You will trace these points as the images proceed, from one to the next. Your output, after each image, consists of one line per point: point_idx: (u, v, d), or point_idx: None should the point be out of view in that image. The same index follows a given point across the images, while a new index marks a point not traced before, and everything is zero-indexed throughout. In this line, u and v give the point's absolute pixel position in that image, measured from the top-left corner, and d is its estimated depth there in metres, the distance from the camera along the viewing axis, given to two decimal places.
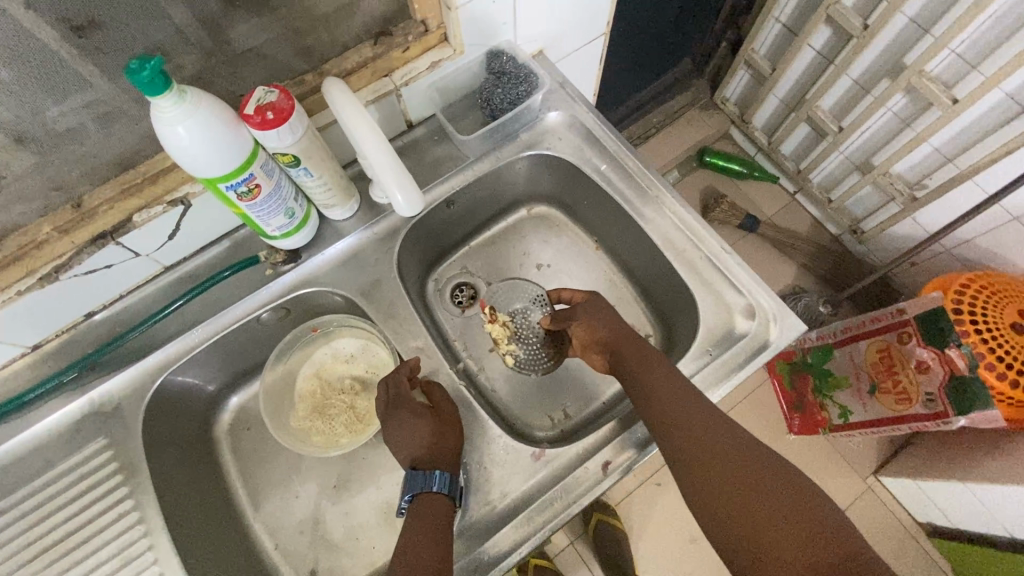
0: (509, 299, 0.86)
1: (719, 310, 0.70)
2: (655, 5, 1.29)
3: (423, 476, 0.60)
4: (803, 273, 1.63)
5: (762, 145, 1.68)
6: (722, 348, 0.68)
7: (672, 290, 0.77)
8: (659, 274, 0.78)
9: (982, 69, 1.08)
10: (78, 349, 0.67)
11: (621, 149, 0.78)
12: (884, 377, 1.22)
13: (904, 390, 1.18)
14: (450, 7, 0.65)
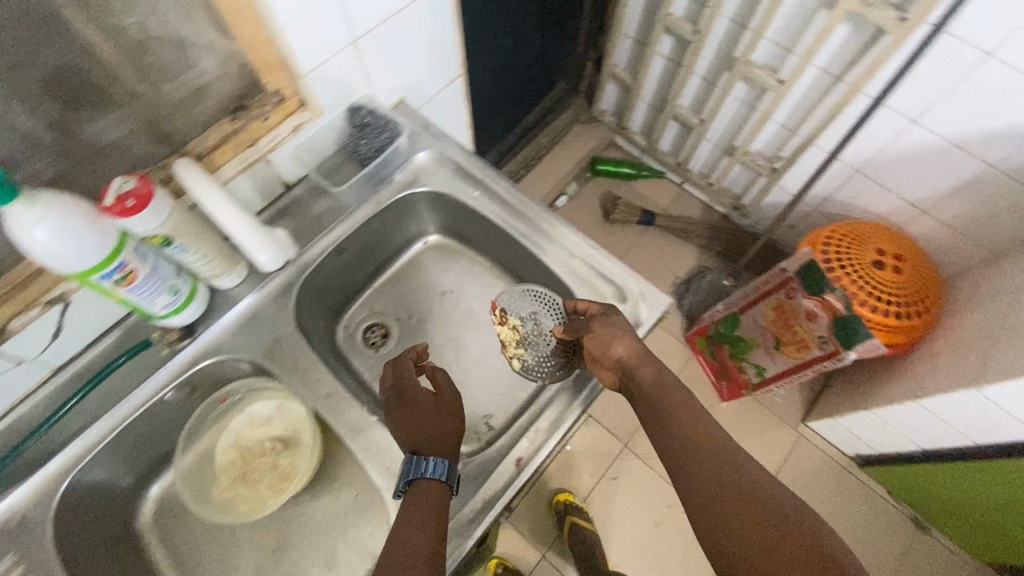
0: (524, 301, 0.81)
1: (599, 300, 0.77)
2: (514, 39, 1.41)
3: (419, 459, 0.62)
4: (703, 254, 1.78)
5: (643, 147, 1.84)
6: None
7: None
8: (545, 281, 0.85)
9: (795, 52, 1.25)
10: None
11: (489, 175, 0.85)
12: (784, 330, 1.35)
13: (801, 337, 1.32)
14: (298, 74, 0.71)
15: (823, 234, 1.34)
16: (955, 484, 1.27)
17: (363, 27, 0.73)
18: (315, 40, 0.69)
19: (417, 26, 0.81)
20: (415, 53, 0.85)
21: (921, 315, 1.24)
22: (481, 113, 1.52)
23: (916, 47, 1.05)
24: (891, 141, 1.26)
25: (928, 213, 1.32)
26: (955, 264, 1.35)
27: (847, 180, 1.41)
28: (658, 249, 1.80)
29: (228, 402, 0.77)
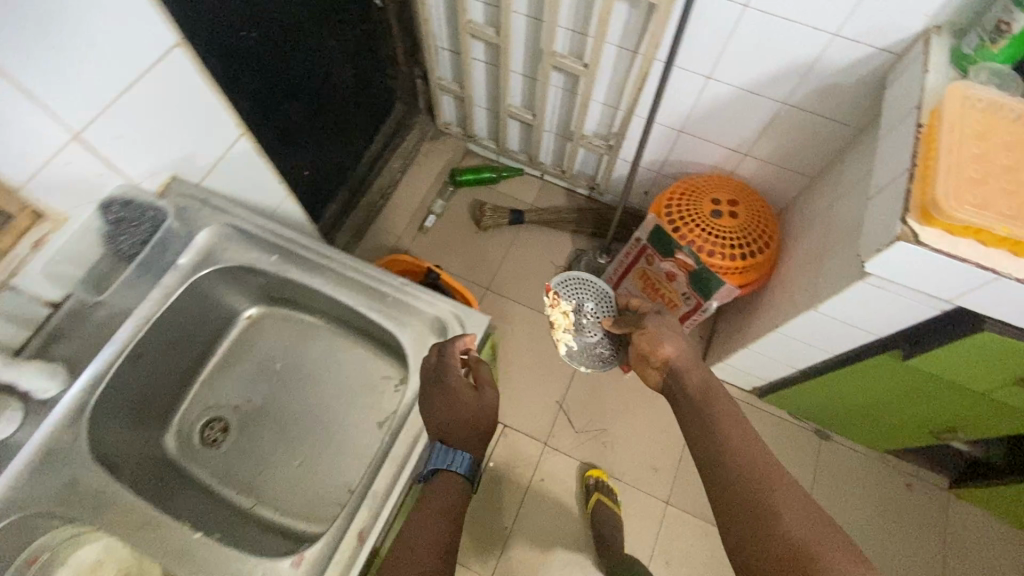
0: None
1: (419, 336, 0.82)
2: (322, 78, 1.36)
3: (447, 454, 0.76)
4: (577, 237, 1.82)
5: (495, 149, 1.85)
6: (424, 362, 0.80)
7: (382, 335, 0.87)
8: (366, 325, 0.88)
9: (589, 34, 1.29)
10: None
11: (280, 237, 0.87)
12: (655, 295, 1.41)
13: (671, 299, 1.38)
14: (12, 188, 0.65)
15: (663, 197, 1.41)
16: (833, 394, 1.37)
17: (78, 120, 0.68)
18: (13, 147, 0.63)
19: (155, 104, 0.76)
20: (168, 130, 0.79)
21: (764, 250, 1.33)
22: (313, 157, 1.46)
23: (682, 12, 1.12)
24: (697, 98, 1.33)
25: (749, 155, 1.42)
26: (785, 194, 1.46)
27: (675, 141, 1.48)
28: (534, 244, 1.81)
29: (39, 564, 0.66)
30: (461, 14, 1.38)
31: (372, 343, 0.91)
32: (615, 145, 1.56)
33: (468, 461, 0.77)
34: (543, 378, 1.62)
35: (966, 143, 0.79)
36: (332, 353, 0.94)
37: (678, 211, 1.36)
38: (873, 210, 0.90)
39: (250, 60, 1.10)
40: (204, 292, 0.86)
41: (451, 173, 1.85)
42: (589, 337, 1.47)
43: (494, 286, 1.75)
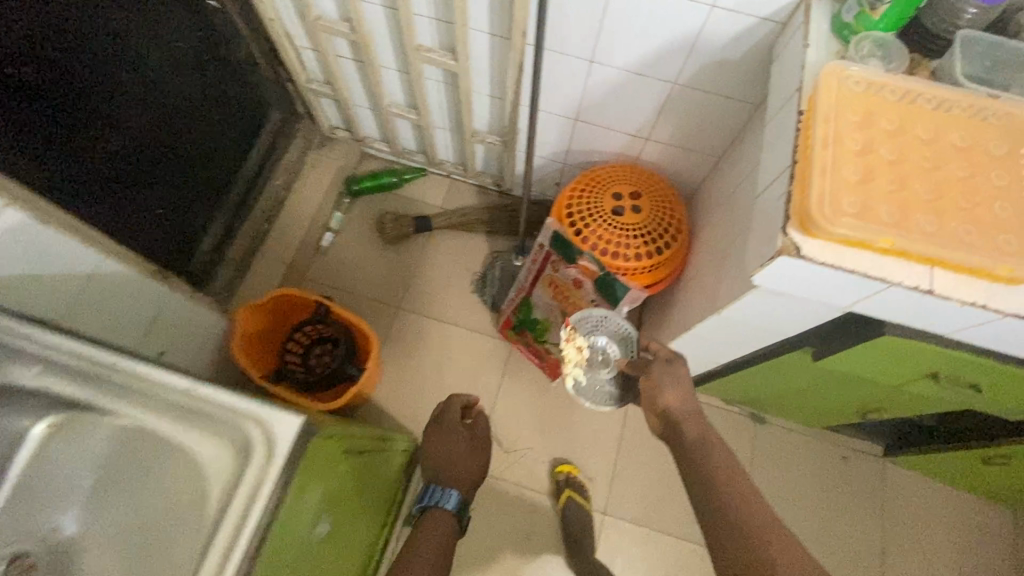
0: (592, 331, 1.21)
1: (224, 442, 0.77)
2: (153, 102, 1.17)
3: (443, 494, 1.16)
4: (490, 238, 1.68)
5: (391, 150, 1.68)
6: (236, 474, 0.72)
7: (192, 443, 0.79)
8: (175, 433, 0.80)
9: (452, 22, 1.13)
10: None
11: (60, 346, 0.80)
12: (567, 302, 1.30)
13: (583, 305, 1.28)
14: None
15: (563, 196, 1.29)
16: (760, 383, 1.30)
17: None
18: None
19: None
20: None
21: (672, 244, 1.25)
22: (164, 192, 1.28)
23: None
24: (584, 83, 1.20)
25: (650, 139, 1.30)
26: (694, 176, 1.35)
27: (573, 129, 1.35)
28: (445, 252, 1.67)
29: None
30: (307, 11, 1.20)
31: (189, 453, 0.81)
32: (510, 139, 1.41)
33: (454, 498, 1.17)
34: (466, 398, 1.52)
35: (841, 138, 0.69)
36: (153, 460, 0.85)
37: (579, 212, 1.25)
38: (760, 213, 0.79)
39: (28, 99, 0.91)
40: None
41: (347, 182, 1.68)
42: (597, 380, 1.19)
43: (406, 304, 1.62)
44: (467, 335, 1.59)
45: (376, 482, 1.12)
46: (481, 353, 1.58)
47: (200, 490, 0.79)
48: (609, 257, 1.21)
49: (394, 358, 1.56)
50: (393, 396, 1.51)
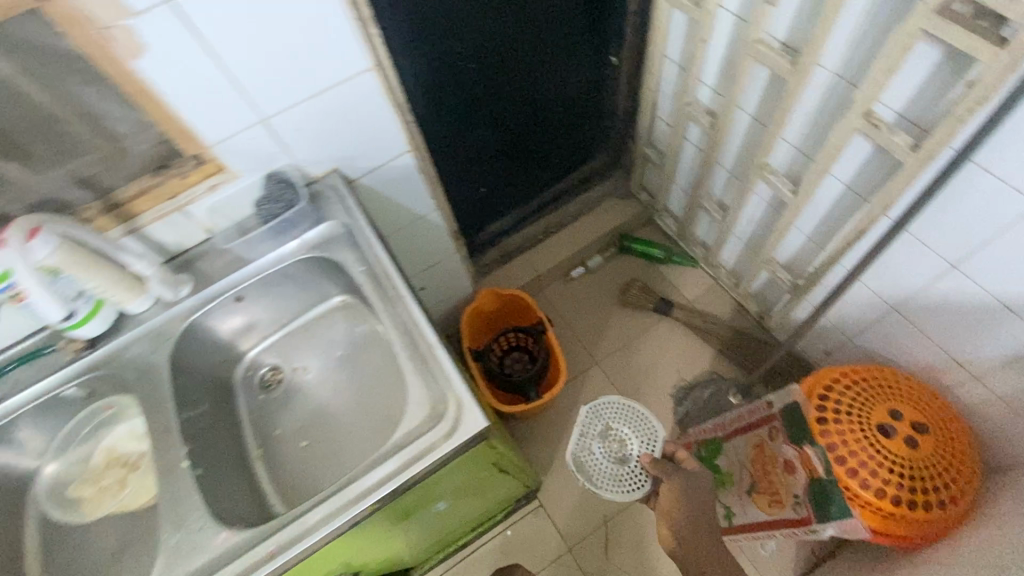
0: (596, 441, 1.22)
1: (218, 563, 0.67)
2: (539, 100, 1.42)
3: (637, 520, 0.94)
4: (721, 359, 1.58)
5: (678, 231, 1.72)
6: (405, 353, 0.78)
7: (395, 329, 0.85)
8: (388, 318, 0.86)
9: (815, 159, 1.09)
10: None
11: (367, 237, 0.89)
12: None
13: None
14: (223, 139, 0.80)
15: (829, 374, 1.12)
16: None
17: (267, 108, 0.80)
18: (260, 140, 0.83)
19: (353, 125, 0.90)
20: (344, 133, 0.90)
21: (937, 506, 0.98)
22: (495, 192, 1.60)
23: (929, 185, 0.88)
24: (929, 283, 1.02)
25: (977, 380, 1.05)
26: (1006, 451, 1.05)
27: (882, 316, 1.17)
28: (669, 343, 1.63)
29: (280, 401, 0.94)
30: (619, 92, 1.54)
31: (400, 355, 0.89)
32: (803, 284, 1.31)
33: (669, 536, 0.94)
34: (601, 485, 1.46)
35: None
36: (374, 351, 0.95)
37: (835, 401, 1.07)
38: None
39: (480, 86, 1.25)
40: (343, 194, 0.93)
41: (621, 235, 1.77)
42: (603, 458, 1.19)
43: (606, 364, 1.63)
44: None
45: (497, 496, 1.20)
46: None
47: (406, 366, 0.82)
48: (854, 484, 0.99)
49: (566, 403, 1.59)
50: (543, 433, 1.55)
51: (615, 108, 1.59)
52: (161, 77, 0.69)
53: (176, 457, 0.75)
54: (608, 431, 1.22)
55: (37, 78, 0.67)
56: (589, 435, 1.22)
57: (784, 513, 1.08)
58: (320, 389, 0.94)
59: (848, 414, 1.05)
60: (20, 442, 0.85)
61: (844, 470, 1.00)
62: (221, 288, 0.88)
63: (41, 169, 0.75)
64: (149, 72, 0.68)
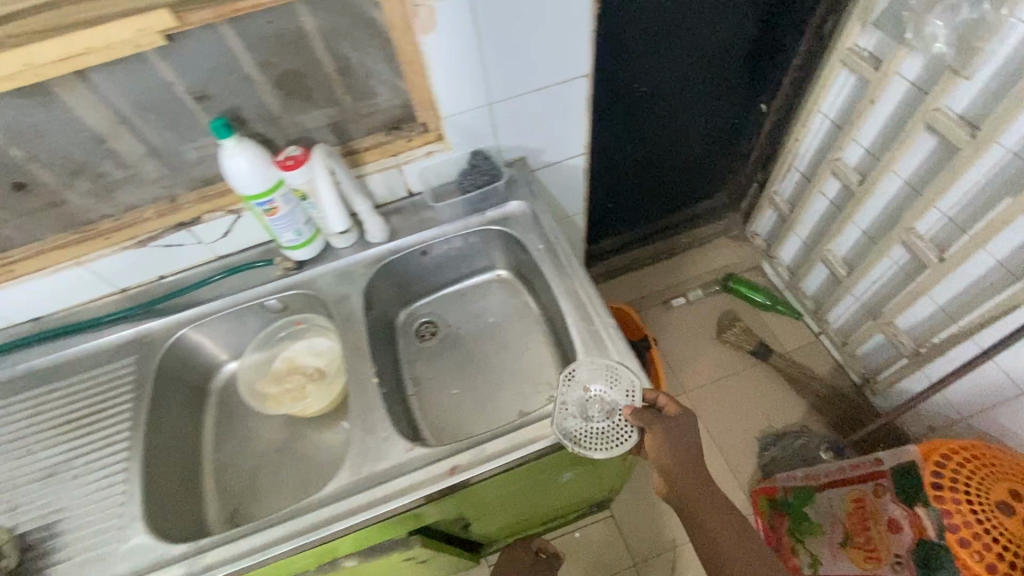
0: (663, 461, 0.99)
1: (399, 469, 0.75)
2: (685, 132, 1.50)
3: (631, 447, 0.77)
4: (812, 414, 1.58)
5: (786, 281, 1.74)
6: (581, 324, 0.85)
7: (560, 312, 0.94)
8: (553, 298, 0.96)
9: (969, 232, 1.12)
10: (172, 303, 0.96)
11: (549, 223, 0.98)
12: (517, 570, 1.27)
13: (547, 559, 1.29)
14: (454, 113, 0.92)
15: (941, 448, 1.08)
16: None
17: (498, 93, 0.91)
18: (480, 119, 0.95)
19: (552, 122, 1.01)
20: (543, 127, 1.01)
21: None
22: (618, 209, 1.68)
23: None
24: None
25: None
26: None
27: (1008, 400, 1.17)
28: (761, 388, 1.64)
29: (434, 351, 1.04)
30: (756, 137, 1.61)
31: (557, 333, 0.99)
32: (923, 354, 1.31)
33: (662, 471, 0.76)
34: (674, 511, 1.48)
35: None
36: (529, 323, 1.04)
37: (952, 478, 1.03)
38: None
39: (639, 108, 1.35)
40: (526, 179, 1.04)
41: (727, 275, 1.80)
42: (589, 429, 0.76)
43: (694, 395, 1.65)
44: (718, 467, 1.53)
45: (589, 492, 1.25)
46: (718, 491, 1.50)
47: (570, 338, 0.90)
48: (970, 560, 0.95)
49: None
50: None
51: (748, 152, 1.66)
52: (436, 52, 0.81)
53: (365, 377, 0.85)
54: (584, 389, 0.79)
55: (336, 38, 0.81)
56: (568, 402, 0.78)
57: (881, 570, 1.10)
58: (475, 347, 1.04)
59: (967, 492, 1.01)
60: (218, 339, 0.98)
61: (955, 537, 0.98)
62: (412, 241, 1.00)
63: (307, 110, 0.88)
64: (429, 47, 0.80)
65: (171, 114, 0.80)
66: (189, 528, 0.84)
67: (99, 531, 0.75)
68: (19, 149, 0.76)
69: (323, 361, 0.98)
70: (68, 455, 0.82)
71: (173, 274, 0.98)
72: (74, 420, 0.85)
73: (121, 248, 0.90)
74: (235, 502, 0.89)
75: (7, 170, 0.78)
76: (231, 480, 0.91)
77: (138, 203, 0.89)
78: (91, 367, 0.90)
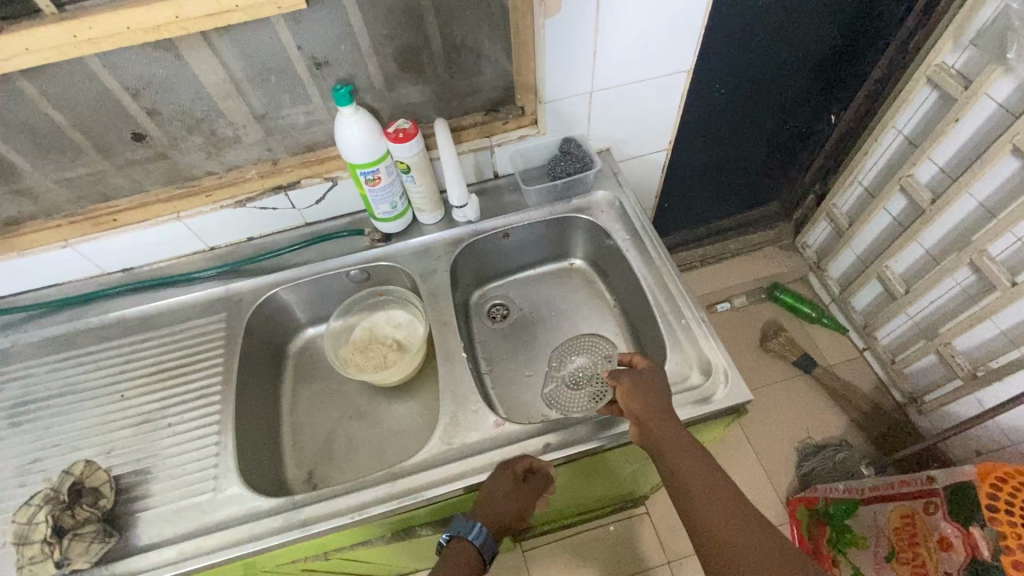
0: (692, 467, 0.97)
1: (490, 442, 0.77)
2: (751, 137, 1.50)
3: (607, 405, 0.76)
4: (853, 429, 1.58)
5: (834, 295, 1.73)
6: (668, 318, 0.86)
7: (641, 303, 0.94)
8: (634, 289, 0.96)
9: None
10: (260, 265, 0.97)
11: (635, 214, 0.98)
12: (496, 504, 0.71)
13: (547, 480, 0.73)
14: (554, 99, 0.93)
15: (1003, 469, 1.11)
16: None
17: (600, 80, 0.91)
18: (577, 107, 0.95)
19: (644, 115, 1.01)
20: (633, 119, 1.02)
21: None
22: (673, 209, 1.69)
23: None
24: None
25: None
26: None
27: None
28: (803, 399, 1.64)
29: (506, 333, 1.05)
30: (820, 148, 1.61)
31: (632, 324, 1.00)
32: (980, 378, 1.30)
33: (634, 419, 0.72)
34: None
35: None
36: (602, 312, 1.05)
37: (1009, 500, 1.07)
38: None
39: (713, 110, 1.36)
40: (611, 170, 1.04)
41: (774, 285, 1.79)
42: (573, 394, 0.93)
43: None
44: (756, 473, 1.54)
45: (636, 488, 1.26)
46: (755, 496, 1.50)
47: (654, 331, 0.90)
48: None
49: None
50: None
51: (808, 162, 1.66)
52: (553, 35, 0.82)
53: (452, 351, 0.86)
54: (570, 361, 0.98)
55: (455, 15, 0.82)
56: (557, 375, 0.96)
57: None
58: (549, 332, 1.04)
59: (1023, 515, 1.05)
60: (300, 305, 0.99)
61: (1010, 560, 1.01)
62: (496, 223, 1.01)
63: (413, 86, 0.89)
64: (548, 29, 0.81)
65: (289, 78, 0.82)
66: (272, 484, 0.85)
67: (196, 479, 0.77)
68: (145, 102, 0.77)
69: (401, 334, 0.99)
70: (161, 402, 0.84)
71: (261, 236, 1.00)
72: (165, 370, 0.87)
73: (220, 206, 0.91)
74: (311, 464, 0.90)
75: (128, 122, 0.79)
76: (308, 442, 0.93)
77: (241, 163, 0.90)
78: (180, 320, 0.92)
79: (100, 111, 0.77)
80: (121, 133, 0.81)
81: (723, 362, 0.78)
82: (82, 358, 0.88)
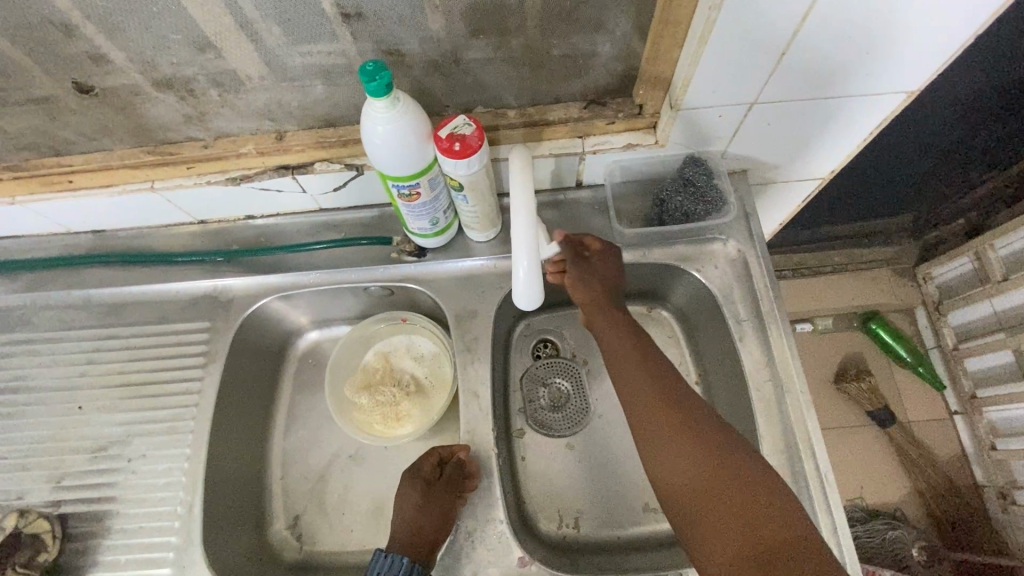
0: None
1: None
2: (919, 141, 1.12)
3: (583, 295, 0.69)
4: (915, 501, 1.39)
5: (943, 346, 1.44)
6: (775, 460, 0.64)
7: (739, 409, 0.71)
8: (732, 383, 0.73)
9: None
10: (255, 257, 0.75)
11: (765, 286, 0.71)
12: (414, 514, 0.62)
13: (460, 468, 0.64)
14: (693, 108, 0.61)
15: None
16: None
17: (775, 90, 0.59)
18: (721, 119, 0.64)
19: (815, 139, 0.68)
20: (796, 142, 0.69)
21: None
22: None
23: None
24: None
25: None
26: None
27: None
28: (867, 454, 1.43)
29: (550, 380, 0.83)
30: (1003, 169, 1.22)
31: None
32: None
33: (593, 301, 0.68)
34: None
35: None
36: None
37: None
38: None
39: None
40: (742, 209, 0.74)
41: (871, 313, 1.50)
42: (555, 416, 0.81)
43: None
44: None
45: None
46: None
47: None
48: None
49: None
50: None
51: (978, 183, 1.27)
52: (731, 23, 0.49)
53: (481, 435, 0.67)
54: (542, 386, 0.83)
55: None
56: (533, 404, 0.82)
57: None
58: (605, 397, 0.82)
59: None
60: (304, 310, 0.79)
61: None
62: None
63: (488, 57, 0.59)
64: (724, 14, 0.48)
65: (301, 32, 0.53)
66: (249, 534, 0.73)
67: (155, 540, 0.64)
68: (86, 43, 0.51)
69: (422, 370, 0.79)
70: (125, 426, 0.69)
71: (263, 219, 0.77)
72: (130, 383, 0.71)
73: (203, 182, 0.67)
74: (298, 509, 0.76)
75: (67, 64, 0.54)
76: (297, 479, 0.78)
77: (234, 130, 0.65)
78: (154, 318, 0.74)
79: (23, 48, 0.51)
80: (60, 78, 0.55)
81: (840, 554, 0.59)
82: (38, 347, 0.73)
